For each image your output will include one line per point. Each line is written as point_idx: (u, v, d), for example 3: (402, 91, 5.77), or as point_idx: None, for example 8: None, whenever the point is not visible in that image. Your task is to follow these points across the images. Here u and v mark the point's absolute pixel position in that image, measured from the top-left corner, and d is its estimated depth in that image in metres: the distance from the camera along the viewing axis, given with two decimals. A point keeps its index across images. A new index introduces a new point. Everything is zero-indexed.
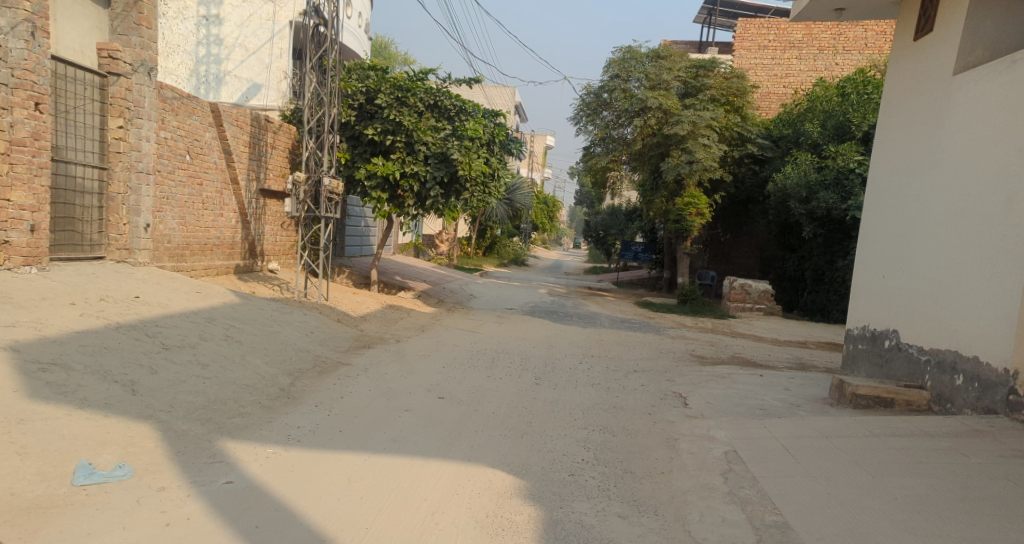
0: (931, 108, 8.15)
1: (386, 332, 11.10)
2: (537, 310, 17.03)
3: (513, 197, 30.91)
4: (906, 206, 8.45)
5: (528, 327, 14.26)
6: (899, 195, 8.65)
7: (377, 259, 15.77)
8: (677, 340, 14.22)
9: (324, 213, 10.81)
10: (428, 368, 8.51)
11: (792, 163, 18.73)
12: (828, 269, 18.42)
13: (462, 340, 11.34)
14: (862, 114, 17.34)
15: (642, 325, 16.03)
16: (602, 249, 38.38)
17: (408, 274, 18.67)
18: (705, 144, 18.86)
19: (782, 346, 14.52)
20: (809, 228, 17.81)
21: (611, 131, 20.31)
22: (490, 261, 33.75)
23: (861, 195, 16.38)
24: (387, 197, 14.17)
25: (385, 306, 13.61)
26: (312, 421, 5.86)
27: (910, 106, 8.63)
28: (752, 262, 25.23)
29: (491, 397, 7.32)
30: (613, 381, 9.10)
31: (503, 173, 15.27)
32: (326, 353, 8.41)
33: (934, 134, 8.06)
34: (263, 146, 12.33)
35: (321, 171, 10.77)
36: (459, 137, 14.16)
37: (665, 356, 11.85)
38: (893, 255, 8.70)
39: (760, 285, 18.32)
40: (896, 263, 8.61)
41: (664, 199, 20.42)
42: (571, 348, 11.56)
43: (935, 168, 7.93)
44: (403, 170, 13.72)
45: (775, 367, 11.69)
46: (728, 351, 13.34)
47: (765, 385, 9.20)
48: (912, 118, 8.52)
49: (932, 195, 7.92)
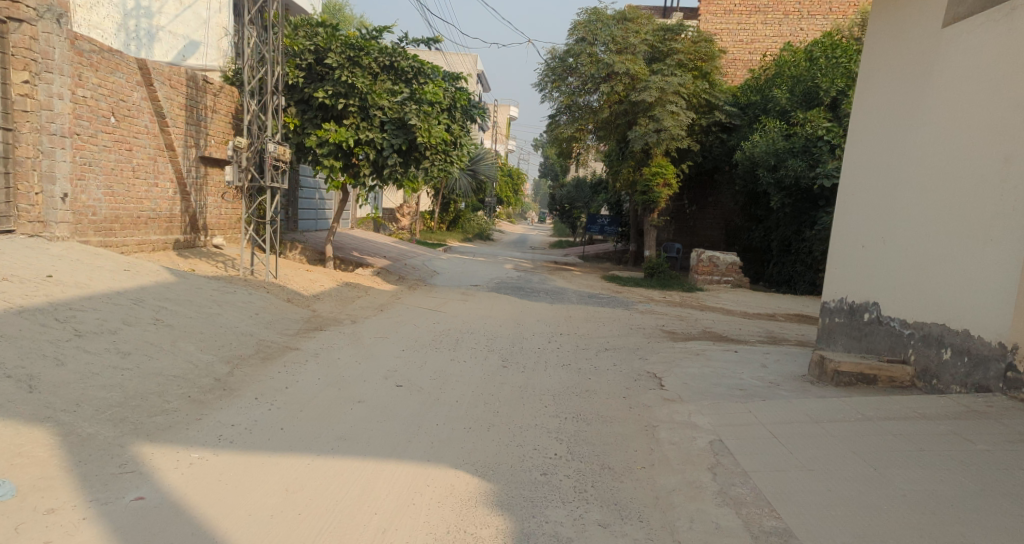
0: (915, 64, 7.63)
1: (340, 312, 10.35)
2: (502, 285, 16.39)
3: (476, 169, 30.16)
4: (886, 169, 7.94)
5: (492, 303, 13.63)
6: (879, 157, 8.14)
7: (332, 233, 14.94)
8: (647, 315, 13.73)
9: (269, 183, 10.02)
10: (383, 352, 7.83)
11: (760, 130, 18.26)
12: (795, 240, 18.04)
13: (422, 319, 10.65)
14: (831, 79, 16.92)
15: (610, 300, 15.52)
16: (567, 223, 37.82)
17: (366, 250, 17.87)
18: (673, 111, 18.37)
19: (753, 320, 14.13)
20: (777, 198, 17.41)
21: (577, 98, 19.57)
22: (454, 235, 33.04)
23: (830, 162, 16.01)
24: (341, 166, 13.37)
25: (342, 284, 12.86)
26: (248, 417, 5.16)
27: (890, 62, 8.09)
28: (716, 234, 24.85)
29: (454, 384, 6.69)
30: (582, 361, 8.54)
31: (465, 140, 14.56)
32: (271, 337, 7.69)
33: (918, 92, 7.54)
34: (202, 110, 11.48)
35: (265, 137, 9.99)
36: (417, 101, 13.40)
37: (636, 333, 11.33)
38: (872, 221, 8.21)
39: (727, 257, 17.83)
40: (874, 230, 8.13)
41: (631, 168, 20.00)
42: (537, 326, 10.98)
43: (921, 128, 7.42)
44: (358, 136, 12.92)
45: (750, 343, 11.25)
46: (700, 325, 12.89)
47: (743, 362, 8.72)
48: (893, 75, 7.99)
49: (917, 157, 7.42)
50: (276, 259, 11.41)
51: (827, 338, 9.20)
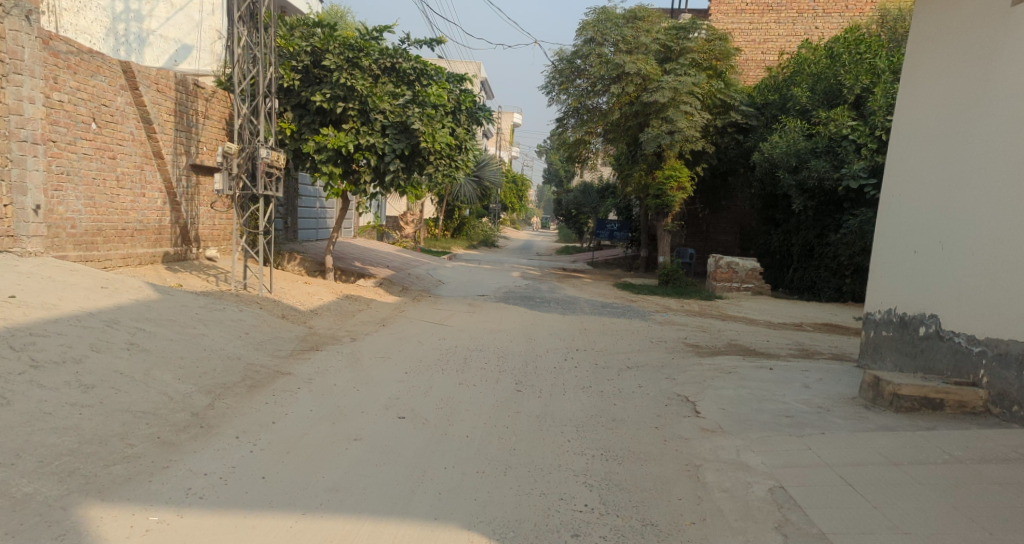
0: (994, 52, 6.96)
1: (339, 329, 9.60)
2: (511, 295, 15.63)
3: (481, 175, 29.39)
4: (957, 169, 7.26)
5: (502, 316, 12.87)
6: (948, 154, 7.44)
7: (333, 243, 14.21)
8: (665, 326, 12.94)
9: (261, 191, 9.25)
10: (384, 375, 7.08)
11: (780, 131, 17.44)
12: (818, 244, 17.23)
13: (427, 335, 9.89)
14: (856, 76, 16.22)
15: (625, 310, 14.73)
16: (574, 229, 36.98)
17: (368, 259, 17.12)
18: (687, 112, 17.56)
19: (779, 330, 13.33)
20: (799, 201, 16.65)
21: (585, 102, 18.96)
22: (459, 243, 32.27)
23: (856, 162, 15.35)
24: (341, 173, 12.67)
25: (342, 298, 12.11)
26: (223, 463, 4.39)
27: (959, 52, 7.43)
28: (729, 239, 24.13)
29: (466, 414, 5.93)
30: (604, 382, 7.77)
31: (471, 144, 13.85)
32: (262, 361, 6.94)
33: (997, 82, 6.87)
34: (193, 115, 10.73)
35: (256, 142, 9.22)
36: (420, 104, 12.68)
37: (657, 347, 10.54)
38: (936, 226, 7.50)
39: (746, 263, 17.01)
40: (940, 236, 7.41)
41: (643, 172, 19.16)
42: (550, 341, 10.21)
43: (1003, 121, 6.76)
44: (358, 141, 12.20)
45: (780, 357, 10.44)
46: (723, 337, 12.10)
47: (781, 382, 7.92)
48: (965, 66, 7.32)
49: (998, 154, 6.74)
50: (271, 272, 10.65)
51: (872, 354, 8.48)
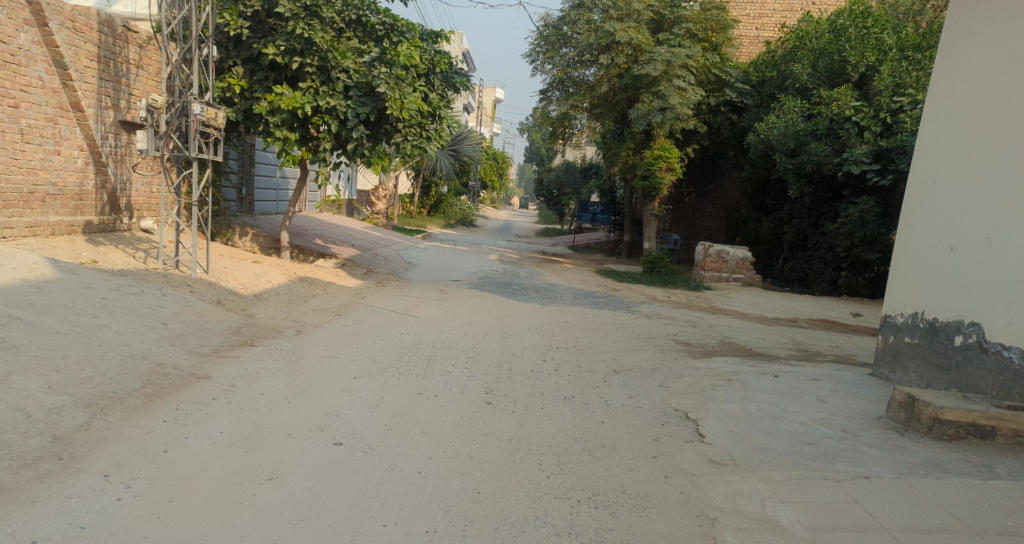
0: None
1: (285, 318, 8.34)
2: (485, 281, 14.42)
3: (459, 149, 28.01)
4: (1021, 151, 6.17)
5: (475, 305, 11.67)
6: (1006, 133, 6.34)
7: (289, 219, 12.83)
8: (653, 320, 11.83)
9: (194, 153, 7.95)
10: (326, 382, 5.84)
11: (777, 110, 16.27)
12: (812, 233, 16.20)
13: (386, 328, 8.65)
14: (860, 52, 15.00)
15: (609, 301, 13.61)
16: (556, 210, 35.54)
17: (332, 237, 15.80)
18: (679, 87, 16.45)
19: (773, 326, 12.30)
20: (796, 187, 15.46)
21: (572, 73, 17.87)
22: (435, 221, 30.97)
23: (858, 147, 14.13)
24: (297, 139, 11.41)
25: (295, 280, 10.84)
26: (71, 521, 3.29)
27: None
28: (716, 225, 23.18)
29: (420, 438, 4.77)
30: (589, 394, 6.63)
31: (445, 112, 12.62)
32: (175, 359, 5.69)
33: None
34: (121, 64, 9.36)
35: (189, 95, 7.90)
36: (388, 64, 11.41)
37: (646, 348, 9.42)
38: (981, 215, 6.46)
39: (738, 252, 15.92)
40: (991, 230, 6.32)
41: (631, 151, 18.01)
42: (527, 338, 9.05)
43: None
44: (316, 102, 10.96)
45: (782, 360, 9.37)
46: (717, 335, 11.00)
47: (792, 395, 6.82)
48: None
49: None
50: (210, 248, 9.28)
51: (891, 362, 7.42)
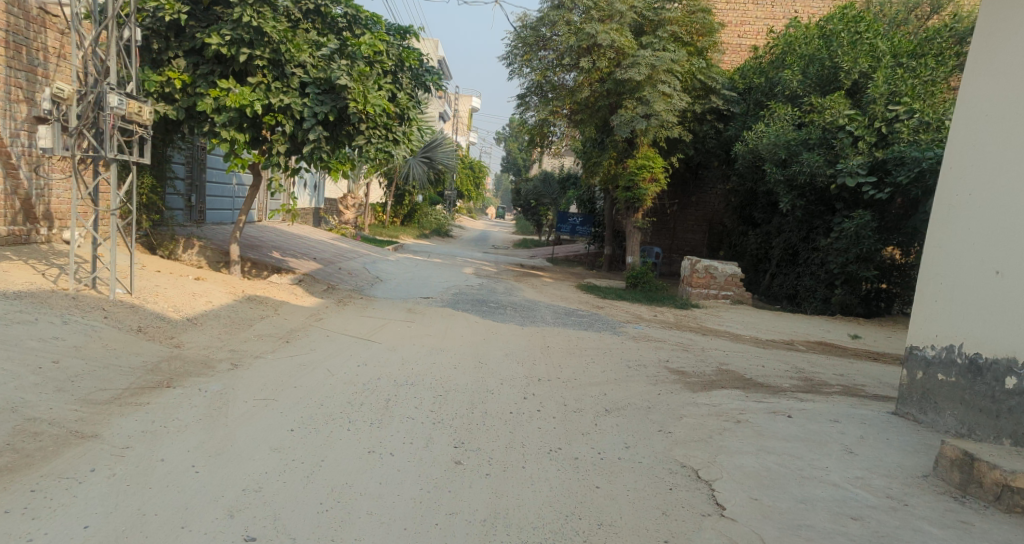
0: None
1: (222, 347, 7.20)
2: (459, 298, 13.29)
3: (433, 156, 26.72)
4: None
5: (446, 326, 10.55)
6: None
7: (238, 230, 11.65)
8: (641, 343, 10.81)
9: (111, 153, 6.87)
10: (252, 437, 4.75)
11: (766, 119, 15.16)
12: (802, 248, 15.00)
13: (340, 358, 7.49)
14: (853, 58, 13.72)
15: (592, 320, 12.57)
16: (534, 220, 34.53)
17: (292, 249, 14.59)
18: (664, 93, 15.49)
19: (769, 349, 11.34)
20: (787, 199, 14.22)
21: (551, 77, 16.95)
22: (409, 231, 29.83)
23: (853, 157, 12.84)
24: (246, 139, 10.43)
25: (242, 300, 9.65)
26: None
27: None
28: (698, 237, 22.37)
29: (363, 524, 3.71)
30: (577, 445, 5.55)
31: (413, 113, 11.58)
32: (56, 413, 4.58)
33: None
34: (37, 51, 8.43)
35: (101, 85, 6.83)
36: (349, 58, 10.45)
37: (638, 379, 8.37)
38: (1014, 227, 5.64)
39: (727, 267, 14.94)
40: None
41: (613, 160, 17.11)
42: (504, 369, 7.96)
43: None
44: (268, 100, 10.03)
45: (790, 392, 8.37)
46: (714, 361, 9.99)
47: (814, 442, 5.82)
48: None
49: None
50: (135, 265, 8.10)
51: (920, 401, 6.40)
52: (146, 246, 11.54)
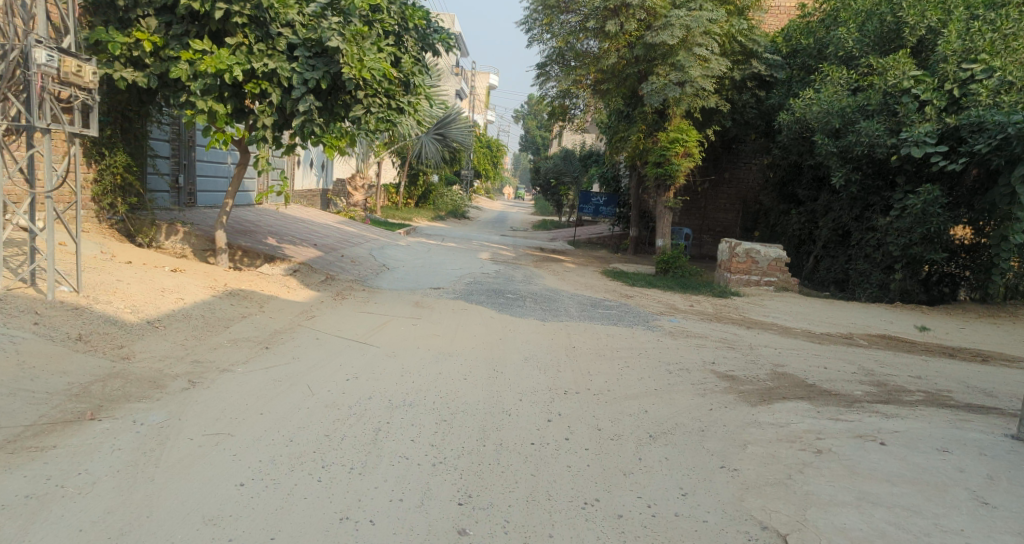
0: None
1: (184, 357, 5.97)
2: (472, 288, 11.96)
3: (445, 133, 25.22)
4: None
5: (458, 322, 9.27)
6: None
7: (224, 215, 10.45)
8: (681, 341, 9.46)
9: (41, 124, 5.79)
10: (183, 502, 3.55)
11: (816, 84, 13.71)
12: (855, 228, 13.51)
13: (327, 371, 6.27)
14: (920, 11, 12.36)
15: (622, 313, 11.20)
16: (554, 200, 33.14)
17: (291, 236, 13.35)
18: (700, 57, 14.03)
19: (826, 344, 9.93)
20: (839, 174, 12.76)
21: (574, 43, 15.56)
22: (425, 213, 28.58)
23: (920, 124, 11.38)
24: (227, 111, 9.18)
25: (223, 297, 8.42)
26: None
27: None
28: (731, 217, 20.92)
29: None
30: (623, 495, 4.28)
31: (419, 78, 10.29)
32: None
33: None
34: None
35: (26, 42, 5.73)
36: (343, 14, 9.21)
37: (683, 391, 7.03)
38: None
39: (770, 251, 13.48)
40: None
41: (643, 134, 15.68)
42: (524, 382, 6.67)
43: None
44: (250, 64, 8.84)
45: (866, 403, 6.99)
46: (767, 362, 8.62)
47: (931, 486, 4.47)
48: None
49: None
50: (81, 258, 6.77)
51: None
52: (124, 233, 10.50)
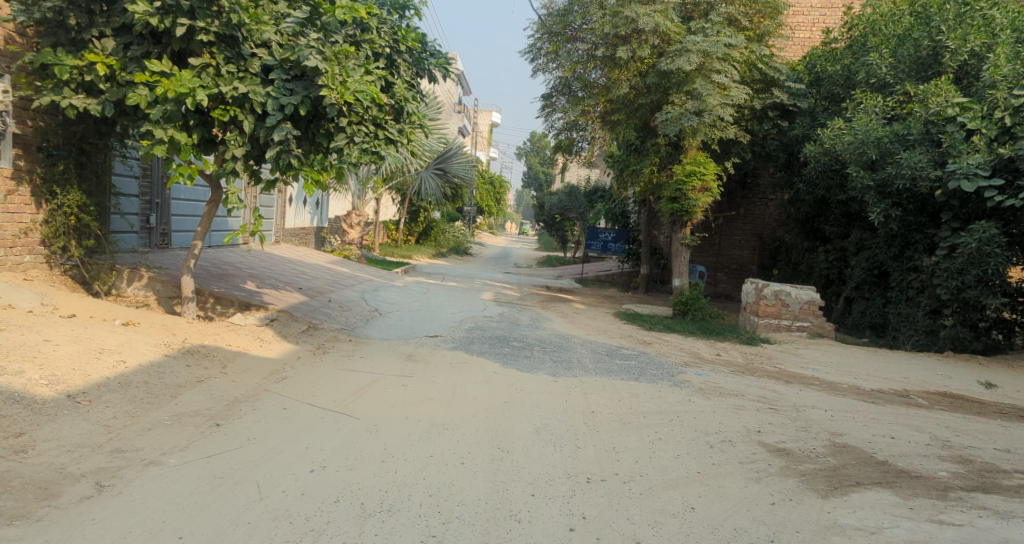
0: None
1: (101, 445, 4.81)
2: (474, 335, 10.67)
3: (446, 168, 24.06)
4: None
5: (458, 381, 7.96)
6: None
7: (191, 259, 9.19)
8: (716, 401, 8.15)
9: None
10: None
11: (848, 113, 12.49)
12: (894, 268, 12.23)
13: (287, 459, 5.01)
14: (962, 34, 10.96)
15: (642, 365, 9.90)
16: (558, 236, 32.00)
17: (273, 278, 12.12)
18: (720, 84, 12.78)
19: (882, 402, 8.60)
20: (879, 210, 11.45)
21: (581, 72, 14.41)
22: (425, 251, 27.39)
23: (967, 157, 9.86)
24: (191, 141, 7.94)
25: (177, 357, 7.16)
26: None
27: None
28: (747, 254, 19.64)
29: None
30: None
31: (411, 106, 9.09)
32: None
33: None
34: None
35: None
36: (324, 32, 8.11)
37: (730, 474, 5.72)
38: None
39: (801, 292, 12.17)
40: None
41: (655, 167, 14.49)
42: (537, 468, 5.39)
43: None
44: (217, 88, 7.62)
45: (961, 490, 5.69)
46: (822, 429, 7.29)
47: None
48: None
49: None
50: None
51: None
52: (78, 280, 9.25)
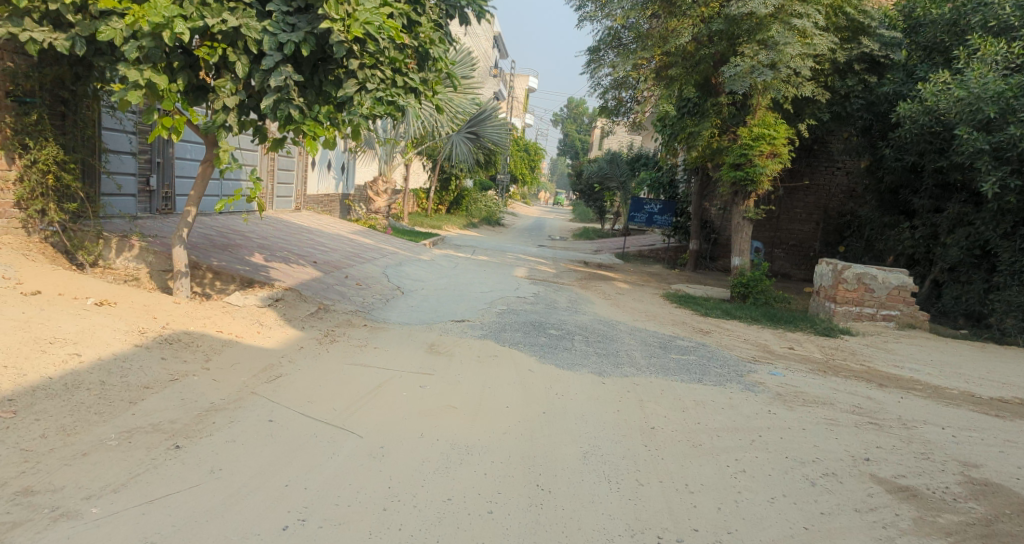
0: None
1: (4, 485, 3.68)
2: (507, 319, 9.28)
3: (480, 131, 22.51)
4: None
5: (492, 381, 6.56)
6: None
7: (183, 227, 7.88)
8: (801, 413, 6.66)
9: None
10: None
11: (960, 64, 10.67)
12: (1004, 247, 10.46)
13: (256, 509, 3.75)
14: None
15: (704, 361, 8.41)
16: (596, 207, 30.33)
17: (285, 250, 10.84)
18: (800, 31, 11.07)
19: (1007, 416, 6.99)
20: (994, 179, 9.68)
21: (634, 20, 12.76)
22: (456, 220, 26.01)
23: None
24: (174, 86, 6.63)
25: (149, 349, 5.90)
26: None
27: None
28: (809, 228, 17.84)
29: None
30: None
31: (438, 50, 7.60)
32: None
33: None
34: None
35: None
36: None
37: (850, 533, 4.28)
38: None
39: (889, 277, 10.56)
40: None
41: (716, 129, 12.73)
42: (591, 524, 4.05)
43: None
44: (202, 20, 6.28)
45: None
46: (947, 455, 5.75)
47: None
48: None
49: None
50: None
51: None
52: (59, 248, 8.07)
